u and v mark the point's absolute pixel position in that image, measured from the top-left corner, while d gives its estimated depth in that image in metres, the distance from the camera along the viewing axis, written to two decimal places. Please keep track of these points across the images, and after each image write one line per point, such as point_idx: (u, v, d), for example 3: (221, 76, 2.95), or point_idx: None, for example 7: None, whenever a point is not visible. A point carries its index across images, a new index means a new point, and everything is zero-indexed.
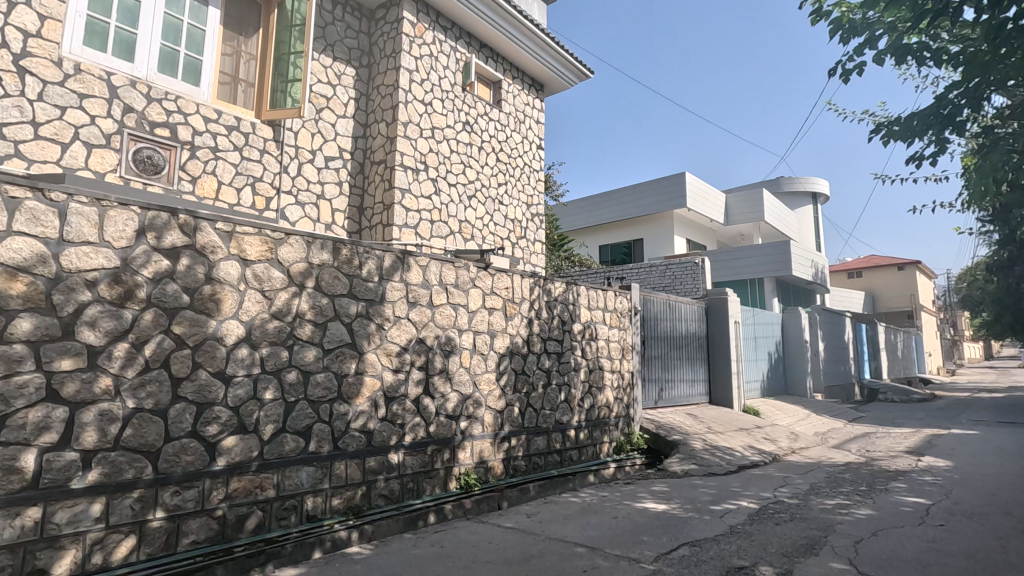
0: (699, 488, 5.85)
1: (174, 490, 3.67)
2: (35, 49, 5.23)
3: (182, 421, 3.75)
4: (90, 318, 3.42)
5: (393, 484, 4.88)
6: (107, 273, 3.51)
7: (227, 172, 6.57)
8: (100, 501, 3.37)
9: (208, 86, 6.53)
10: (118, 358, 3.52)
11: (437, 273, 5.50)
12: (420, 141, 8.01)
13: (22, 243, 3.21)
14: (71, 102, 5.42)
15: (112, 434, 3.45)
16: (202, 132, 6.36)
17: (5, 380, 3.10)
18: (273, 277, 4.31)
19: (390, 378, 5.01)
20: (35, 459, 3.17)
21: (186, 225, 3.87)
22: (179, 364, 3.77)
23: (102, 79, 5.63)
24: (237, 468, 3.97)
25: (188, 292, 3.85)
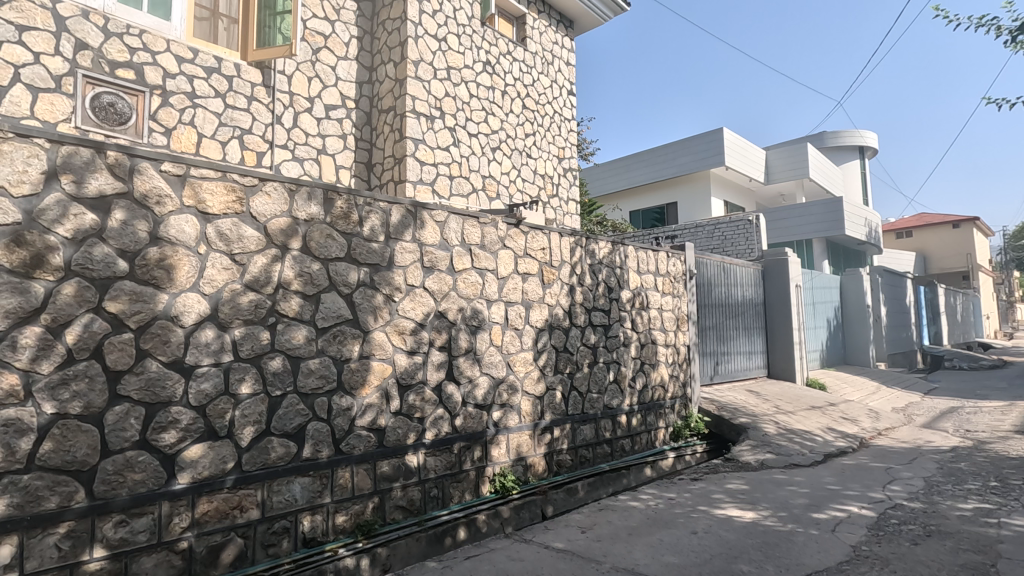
0: (787, 487, 4.77)
1: (118, 520, 2.76)
2: None
3: (125, 429, 2.81)
4: None
5: (413, 492, 3.94)
6: (3, 233, 2.53)
7: (209, 122, 5.54)
8: (10, 542, 2.47)
9: (181, 21, 5.46)
10: (27, 347, 2.57)
11: (458, 231, 4.44)
12: (434, 83, 6.87)
13: None
14: (7, 35, 4.38)
15: (23, 451, 2.53)
16: (175, 75, 5.31)
17: None
18: (245, 236, 3.30)
19: (405, 362, 4.01)
20: None
21: (118, 166, 2.87)
22: (118, 354, 2.81)
23: (46, 8, 4.58)
24: (207, 486, 3.05)
25: (126, 257, 2.86)
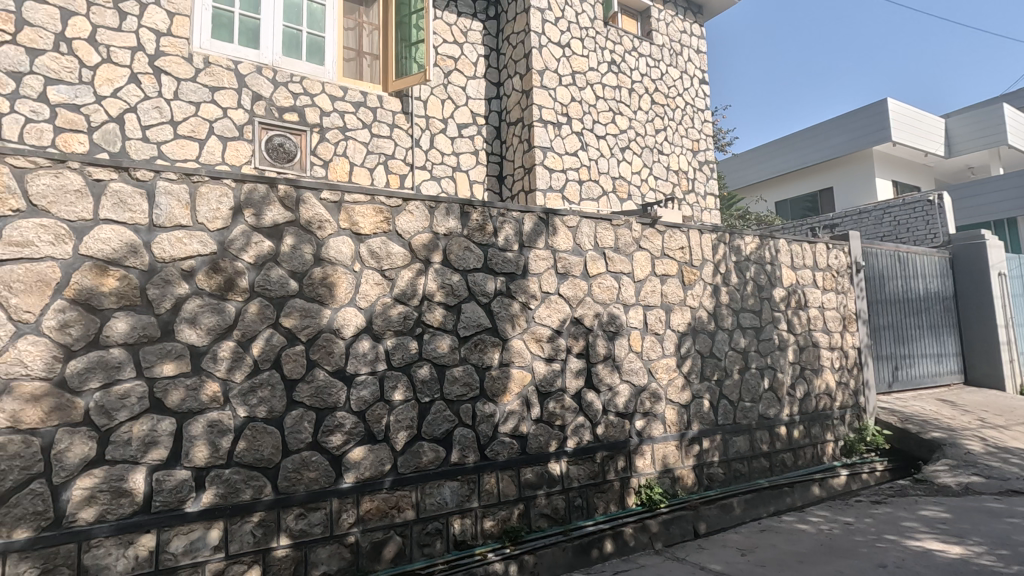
0: (1006, 518, 3.94)
1: (298, 513, 3.08)
2: (168, 47, 5.07)
3: (300, 431, 3.14)
4: (190, 314, 2.92)
5: (557, 501, 3.91)
6: (204, 262, 2.99)
7: (359, 152, 6.10)
8: (218, 526, 2.88)
9: (333, 64, 6.03)
10: (224, 359, 2.99)
11: (591, 235, 4.36)
12: (559, 89, 6.89)
13: (110, 231, 2.78)
14: (204, 97, 5.21)
15: (224, 448, 2.94)
16: (330, 112, 5.92)
17: (105, 391, 2.70)
18: (392, 253, 3.54)
19: (543, 369, 4.01)
20: (145, 480, 2.75)
21: (288, 198, 3.24)
22: (292, 364, 3.16)
23: (230, 69, 5.36)
24: (368, 485, 3.29)
25: (296, 277, 3.22)
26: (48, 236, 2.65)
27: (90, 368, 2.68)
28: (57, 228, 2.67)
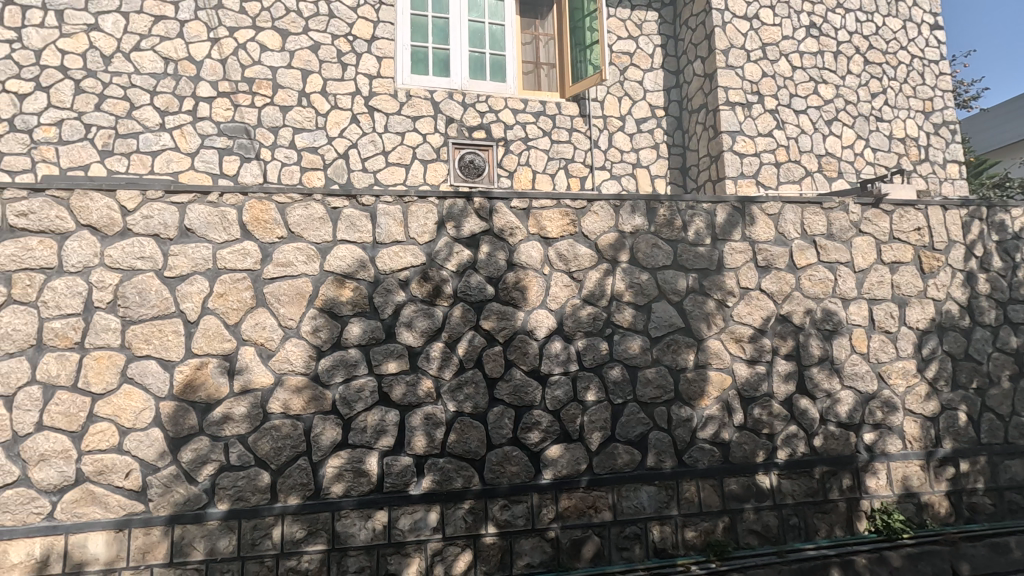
0: None
1: (503, 504, 3.27)
2: (378, 88, 5.83)
3: (502, 427, 3.34)
4: (407, 318, 3.30)
5: (768, 517, 3.55)
6: (416, 272, 3.35)
7: (541, 159, 6.31)
8: (436, 509, 3.19)
9: (513, 79, 6.34)
10: (435, 358, 3.31)
11: (797, 222, 3.88)
12: (748, 66, 6.30)
13: (345, 250, 3.29)
14: (407, 126, 5.87)
15: (438, 439, 3.26)
16: (513, 125, 6.23)
17: (347, 385, 3.19)
18: (580, 255, 3.57)
19: (746, 372, 3.68)
20: (377, 463, 3.17)
21: (482, 209, 3.48)
22: (493, 363, 3.38)
23: (427, 98, 5.96)
24: (566, 483, 3.36)
25: (492, 282, 3.44)
26: (302, 256, 3.23)
27: (334, 365, 3.19)
28: (308, 249, 3.25)
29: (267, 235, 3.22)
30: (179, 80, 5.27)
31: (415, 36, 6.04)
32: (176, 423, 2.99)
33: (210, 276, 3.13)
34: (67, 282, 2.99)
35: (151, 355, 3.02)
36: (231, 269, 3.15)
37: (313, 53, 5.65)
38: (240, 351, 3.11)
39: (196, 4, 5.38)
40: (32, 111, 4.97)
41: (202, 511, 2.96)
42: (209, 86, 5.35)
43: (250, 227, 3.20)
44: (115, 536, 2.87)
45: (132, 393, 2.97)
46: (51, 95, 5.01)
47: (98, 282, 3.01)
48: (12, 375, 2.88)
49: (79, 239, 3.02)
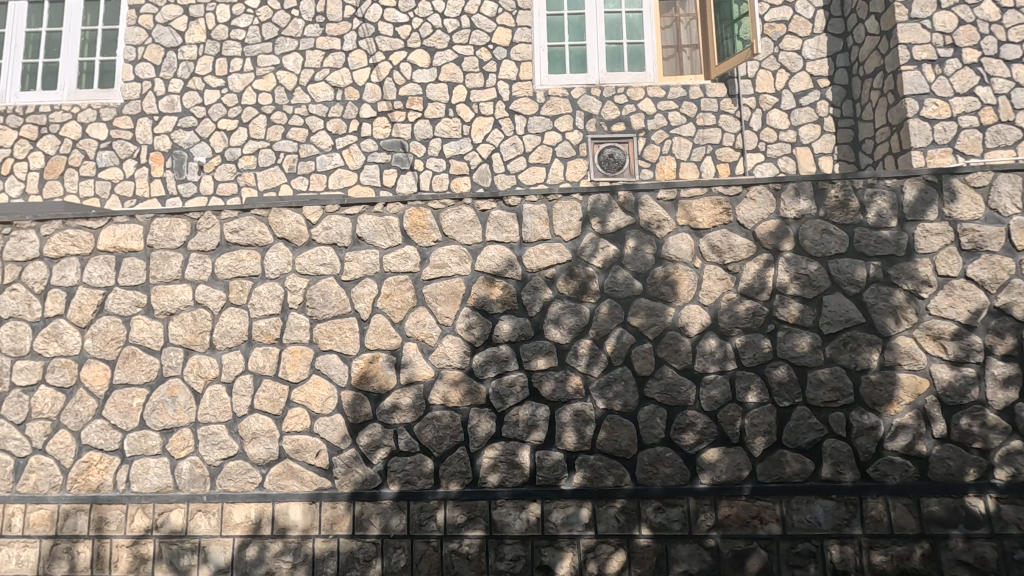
0: None
1: (657, 506, 3.17)
2: (518, 92, 5.97)
3: (654, 426, 3.23)
4: (554, 316, 3.34)
5: (983, 548, 2.99)
6: (562, 269, 3.38)
7: (685, 147, 6.00)
8: (588, 506, 3.19)
9: (653, 66, 6.09)
10: (583, 355, 3.31)
11: (1016, 195, 3.21)
12: (941, 15, 5.17)
13: (494, 251, 3.42)
14: (547, 126, 5.94)
15: (588, 436, 3.25)
16: (654, 114, 6.00)
17: (499, 379, 3.32)
18: (735, 245, 3.32)
19: (947, 374, 3.13)
20: (530, 456, 3.26)
21: (627, 203, 3.40)
22: (642, 361, 3.28)
23: (565, 96, 5.98)
24: (726, 489, 3.15)
25: (640, 277, 3.34)
26: (456, 258, 3.43)
27: (487, 361, 3.34)
28: (461, 251, 3.44)
29: (425, 239, 3.47)
30: (346, 105, 5.90)
31: (552, 36, 6.09)
32: (354, 410, 3.36)
33: (379, 279, 3.46)
34: (268, 287, 3.50)
35: (333, 349, 3.43)
36: (395, 272, 3.46)
37: (457, 66, 5.97)
38: (405, 347, 3.39)
39: (357, 34, 5.97)
40: (237, 144, 5.85)
41: (377, 491, 3.29)
42: (370, 107, 5.90)
43: (410, 233, 3.48)
44: (310, 507, 3.30)
45: (319, 383, 3.40)
46: (250, 129, 5.87)
47: (291, 286, 3.49)
48: (231, 366, 3.46)
49: (276, 250, 3.53)
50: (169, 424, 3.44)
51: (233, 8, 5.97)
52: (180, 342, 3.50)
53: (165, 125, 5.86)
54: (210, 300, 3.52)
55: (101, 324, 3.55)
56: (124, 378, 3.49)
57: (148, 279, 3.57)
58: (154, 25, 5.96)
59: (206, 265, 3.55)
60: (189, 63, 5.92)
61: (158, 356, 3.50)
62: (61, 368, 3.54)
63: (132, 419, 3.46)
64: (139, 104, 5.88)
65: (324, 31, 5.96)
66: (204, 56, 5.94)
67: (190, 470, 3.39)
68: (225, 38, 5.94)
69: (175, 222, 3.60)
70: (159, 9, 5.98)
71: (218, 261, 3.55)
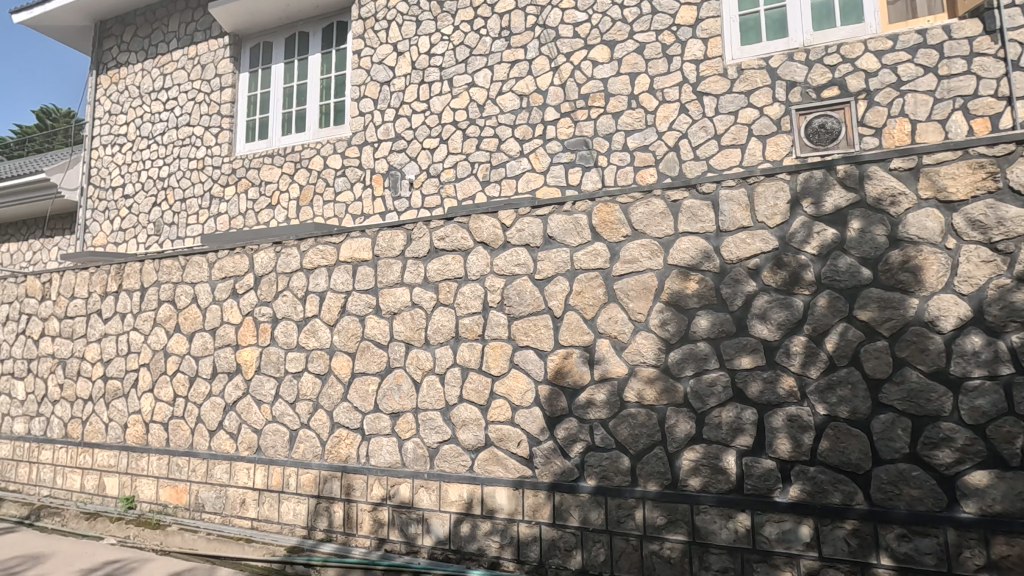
0: None
1: (900, 533, 2.68)
2: (706, 71, 5.54)
3: (894, 439, 2.74)
4: (760, 310, 3.04)
5: None
6: (768, 258, 3.06)
7: (922, 105, 4.93)
8: (808, 523, 2.85)
9: (875, 15, 5.15)
10: (797, 354, 2.95)
11: None
12: None
13: (688, 242, 3.24)
14: (741, 104, 5.39)
15: (807, 445, 2.89)
16: (878, 71, 5.05)
17: (698, 378, 3.13)
18: (1007, 218, 2.65)
19: None
20: (737, 462, 3.02)
21: (849, 178, 2.94)
22: (875, 361, 2.80)
23: (762, 67, 5.37)
24: (1003, 524, 2.54)
25: (869, 264, 2.86)
26: (647, 252, 3.34)
27: (685, 358, 3.18)
28: (652, 245, 3.33)
29: (613, 234, 3.44)
30: (532, 112, 6.13)
31: (744, 3, 5.52)
32: (551, 404, 3.48)
33: (570, 276, 3.53)
34: (471, 287, 3.82)
35: (529, 345, 3.60)
36: (586, 269, 3.49)
37: (639, 55, 5.78)
38: (598, 343, 3.40)
39: (539, 41, 6.17)
40: (439, 160, 6.48)
41: (575, 484, 3.36)
42: (553, 109, 6.05)
43: (599, 230, 3.49)
44: (514, 493, 3.51)
45: (517, 376, 3.60)
46: (449, 145, 6.45)
47: (491, 286, 3.76)
48: (443, 359, 3.85)
49: (476, 254, 3.83)
50: (396, 409, 3.97)
51: (431, 39, 6.65)
52: (402, 337, 4.01)
53: (382, 150, 6.76)
54: (424, 300, 3.97)
55: (344, 323, 4.25)
56: (362, 368, 4.13)
57: (376, 284, 4.16)
58: (371, 66, 6.93)
59: (420, 269, 4.01)
60: (399, 94, 6.75)
61: (386, 350, 4.05)
62: (318, 358, 4.32)
63: (369, 403, 4.07)
64: (363, 134, 6.88)
65: (509, 44, 6.28)
66: (410, 85, 6.71)
67: (413, 450, 3.86)
68: (426, 67, 6.64)
69: (395, 233, 4.13)
70: (374, 51, 6.94)
71: (429, 265, 3.98)
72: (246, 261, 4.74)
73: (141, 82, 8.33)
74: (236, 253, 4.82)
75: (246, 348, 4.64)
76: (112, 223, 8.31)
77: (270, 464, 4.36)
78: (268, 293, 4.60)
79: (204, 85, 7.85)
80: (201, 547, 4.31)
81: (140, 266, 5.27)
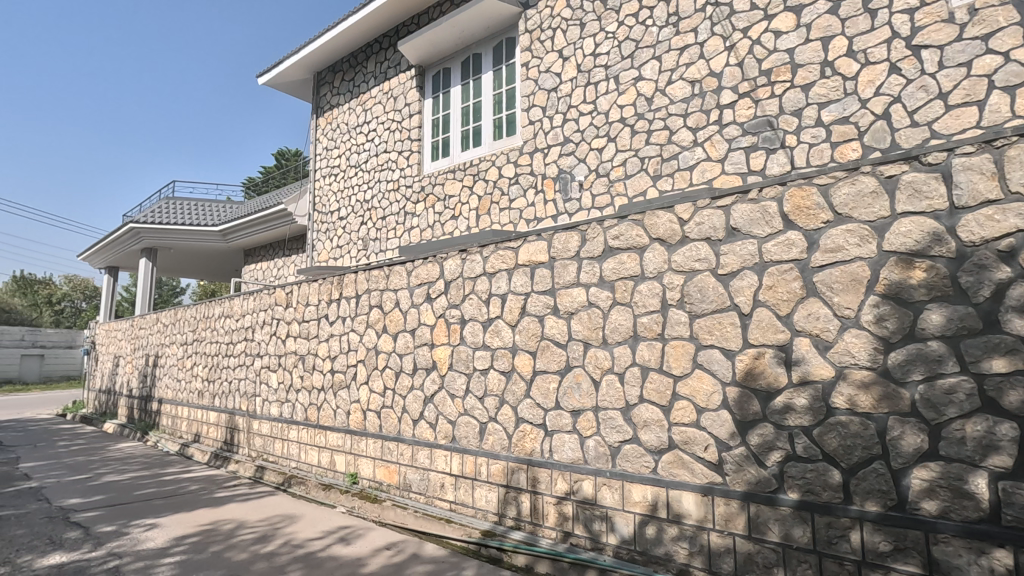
0: None
1: None
2: (924, 20, 4.68)
3: None
4: (1019, 301, 2.47)
5: None
6: None
7: None
8: None
9: None
10: None
11: None
12: None
13: (910, 224, 2.78)
14: (976, 51, 4.44)
15: None
16: None
17: (930, 384, 2.66)
18: None
19: None
20: (989, 486, 2.49)
21: None
22: None
23: (1006, 2, 4.35)
24: None
25: None
26: (854, 239, 2.94)
27: (911, 360, 2.72)
28: (861, 229, 2.92)
29: (811, 221, 3.09)
30: (705, 97, 5.79)
31: None
32: (742, 407, 3.24)
33: (759, 270, 3.26)
34: (648, 285, 3.74)
35: (714, 344, 3.40)
36: (778, 261, 3.19)
37: (832, 16, 5.11)
38: (796, 342, 3.08)
39: (711, 21, 5.80)
40: (608, 159, 6.46)
41: (774, 496, 3.08)
42: (730, 91, 5.63)
43: (793, 217, 3.16)
44: (703, 499, 3.35)
45: (702, 377, 3.43)
46: (618, 142, 6.39)
47: (669, 284, 3.64)
48: (622, 358, 3.84)
49: (653, 250, 3.74)
50: (576, 406, 4.05)
51: (596, 39, 6.67)
52: (580, 336, 4.08)
53: (552, 155, 6.96)
54: (601, 300, 3.99)
55: (525, 323, 4.47)
56: (543, 366, 4.30)
57: (553, 285, 4.30)
58: (539, 75, 7.18)
59: (595, 269, 4.05)
60: (566, 98, 6.89)
61: (565, 349, 4.16)
62: (502, 357, 4.61)
63: (550, 400, 4.22)
64: (533, 142, 7.16)
65: (678, 30, 6.02)
66: (576, 88, 6.80)
67: (595, 447, 3.91)
68: (592, 67, 6.67)
69: (569, 235, 4.23)
70: (541, 60, 7.18)
71: (605, 265, 3.99)
72: (438, 268, 5.26)
73: (348, 119, 9.75)
74: (429, 261, 5.37)
75: (440, 347, 5.14)
76: (331, 242, 9.85)
77: (464, 453, 4.77)
78: (457, 296, 5.04)
79: (397, 115, 8.90)
80: (410, 521, 4.90)
81: (354, 276, 6.17)
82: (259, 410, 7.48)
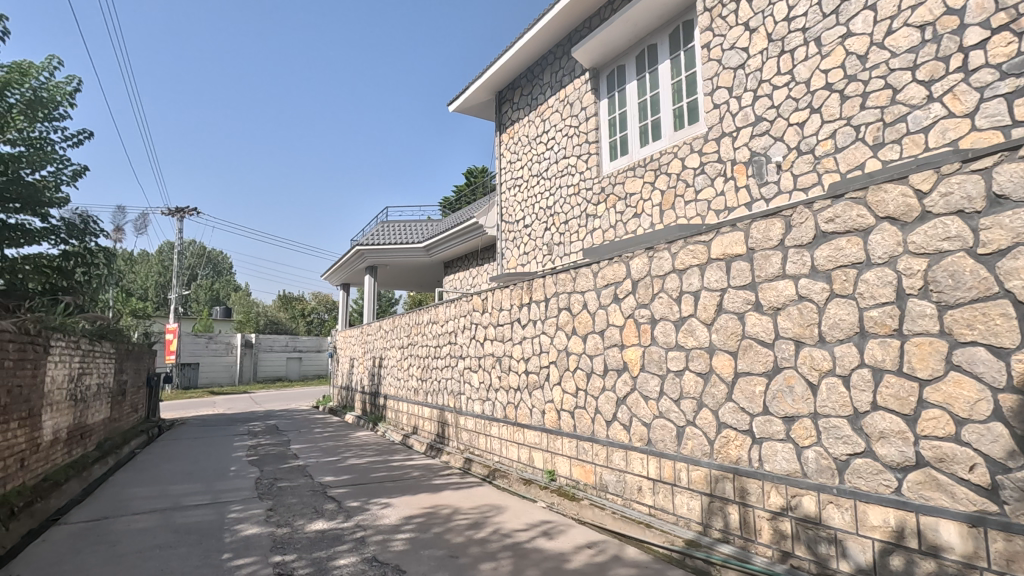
0: None
1: None
2: None
3: None
4: None
5: None
6: None
7: None
8: None
9: None
10: None
11: None
12: None
13: None
14: None
15: None
16: None
17: None
18: None
19: None
20: None
21: None
22: None
23: None
24: None
25: None
26: None
27: None
28: None
29: None
30: (940, 42, 4.78)
31: None
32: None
33: None
34: (876, 273, 3.20)
35: (977, 341, 2.76)
36: None
37: None
38: None
39: None
40: (812, 133, 5.70)
41: None
42: (979, 28, 4.56)
43: None
44: (970, 532, 2.74)
45: (961, 381, 2.80)
46: (824, 113, 5.60)
47: (906, 270, 3.06)
48: (846, 359, 3.34)
49: (882, 232, 3.19)
50: (790, 413, 3.64)
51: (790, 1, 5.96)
52: (791, 334, 3.66)
53: (743, 137, 6.39)
54: (814, 293, 3.53)
55: (723, 321, 4.16)
56: (746, 367, 3.95)
57: (754, 279, 3.93)
58: (723, 54, 6.66)
59: (805, 258, 3.59)
60: (756, 73, 6.27)
61: (773, 349, 3.77)
62: (698, 357, 4.35)
63: (757, 404, 3.85)
64: (719, 127, 6.66)
65: None
66: (768, 60, 6.16)
67: (816, 460, 3.46)
68: (787, 34, 5.97)
69: (770, 223, 3.84)
70: (725, 37, 6.65)
71: (818, 253, 3.52)
72: (624, 268, 5.19)
73: (528, 131, 10.21)
74: (615, 262, 5.33)
75: (631, 347, 5.05)
76: (519, 249, 10.39)
77: (661, 457, 4.61)
78: (645, 295, 4.91)
79: (574, 120, 9.04)
80: (608, 522, 4.90)
81: (542, 281, 6.41)
82: (465, 407, 8.21)
